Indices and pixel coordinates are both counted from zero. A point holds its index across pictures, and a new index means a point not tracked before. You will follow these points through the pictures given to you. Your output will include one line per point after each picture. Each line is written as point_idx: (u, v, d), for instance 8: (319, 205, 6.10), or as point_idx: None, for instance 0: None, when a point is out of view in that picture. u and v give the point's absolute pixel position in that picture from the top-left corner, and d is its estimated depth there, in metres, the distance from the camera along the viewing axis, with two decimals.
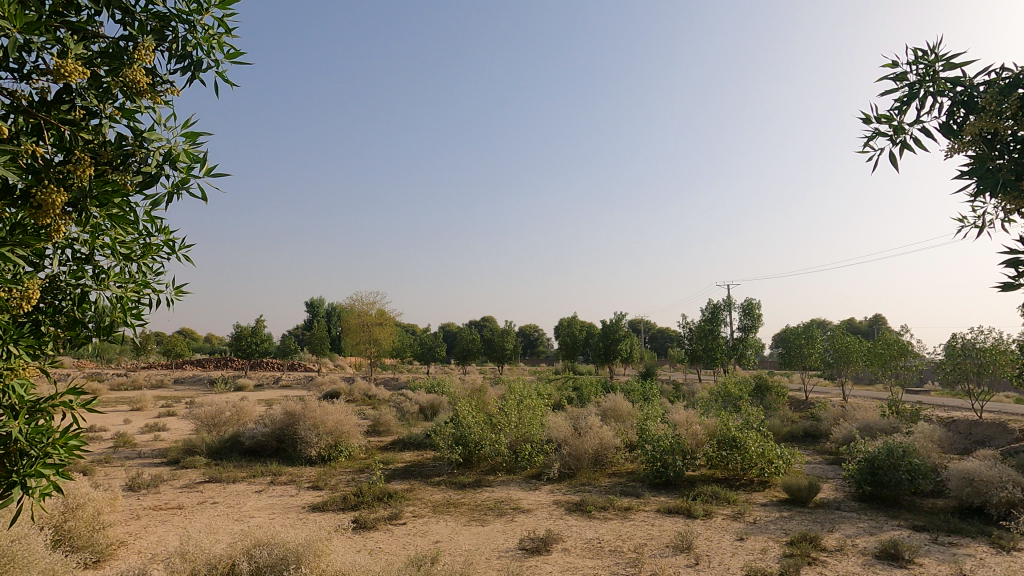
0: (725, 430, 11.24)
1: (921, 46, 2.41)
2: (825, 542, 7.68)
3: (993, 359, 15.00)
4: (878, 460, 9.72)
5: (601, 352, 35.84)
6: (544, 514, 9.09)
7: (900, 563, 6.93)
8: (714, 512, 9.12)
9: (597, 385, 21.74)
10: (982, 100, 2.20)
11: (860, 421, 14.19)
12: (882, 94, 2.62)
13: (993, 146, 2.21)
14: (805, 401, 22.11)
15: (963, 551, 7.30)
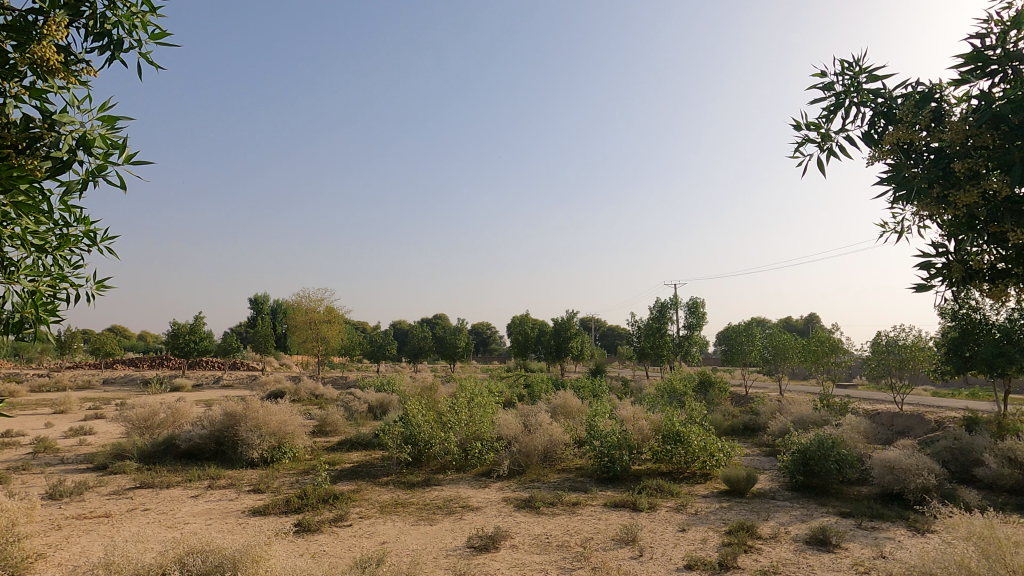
0: (669, 424, 11.61)
1: (846, 59, 2.53)
2: (760, 530, 8.05)
3: (912, 355, 16.14)
4: (810, 451, 10.28)
5: (553, 350, 36.26)
6: (493, 511, 9.10)
7: (827, 548, 7.35)
8: (658, 505, 9.39)
9: (548, 382, 21.92)
10: (899, 112, 2.33)
11: (795, 415, 14.95)
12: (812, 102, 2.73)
13: (909, 155, 2.34)
14: (745, 396, 23.04)
15: (884, 534, 7.82)
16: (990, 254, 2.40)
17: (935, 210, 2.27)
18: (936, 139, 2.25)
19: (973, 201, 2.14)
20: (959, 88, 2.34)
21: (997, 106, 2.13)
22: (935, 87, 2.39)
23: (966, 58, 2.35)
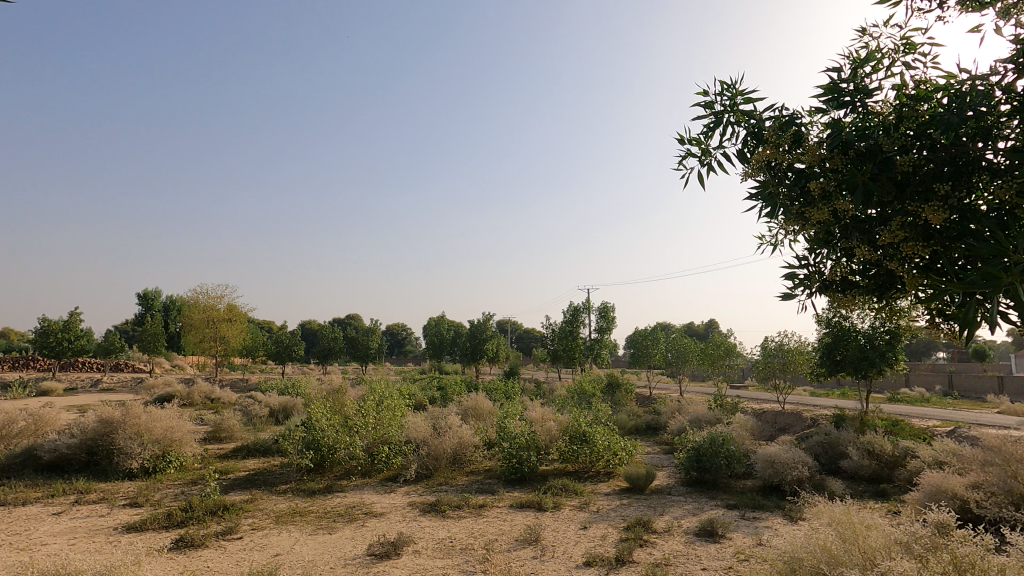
0: (576, 425, 11.93)
1: (725, 79, 2.69)
2: (655, 524, 8.45)
3: (793, 358, 17.74)
4: (703, 448, 10.98)
5: (468, 352, 36.19)
6: (397, 516, 8.88)
7: (714, 538, 7.86)
8: (562, 504, 9.61)
9: (461, 384, 21.82)
10: (767, 133, 2.52)
11: (692, 414, 15.91)
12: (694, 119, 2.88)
13: (775, 173, 2.53)
14: (648, 397, 24.23)
15: (763, 523, 8.48)
16: (841, 266, 2.65)
17: (797, 225, 2.47)
18: (797, 160, 2.45)
19: (824, 217, 2.36)
20: (818, 115, 2.57)
21: (846, 133, 2.36)
22: (798, 112, 2.60)
23: (825, 88, 2.58)
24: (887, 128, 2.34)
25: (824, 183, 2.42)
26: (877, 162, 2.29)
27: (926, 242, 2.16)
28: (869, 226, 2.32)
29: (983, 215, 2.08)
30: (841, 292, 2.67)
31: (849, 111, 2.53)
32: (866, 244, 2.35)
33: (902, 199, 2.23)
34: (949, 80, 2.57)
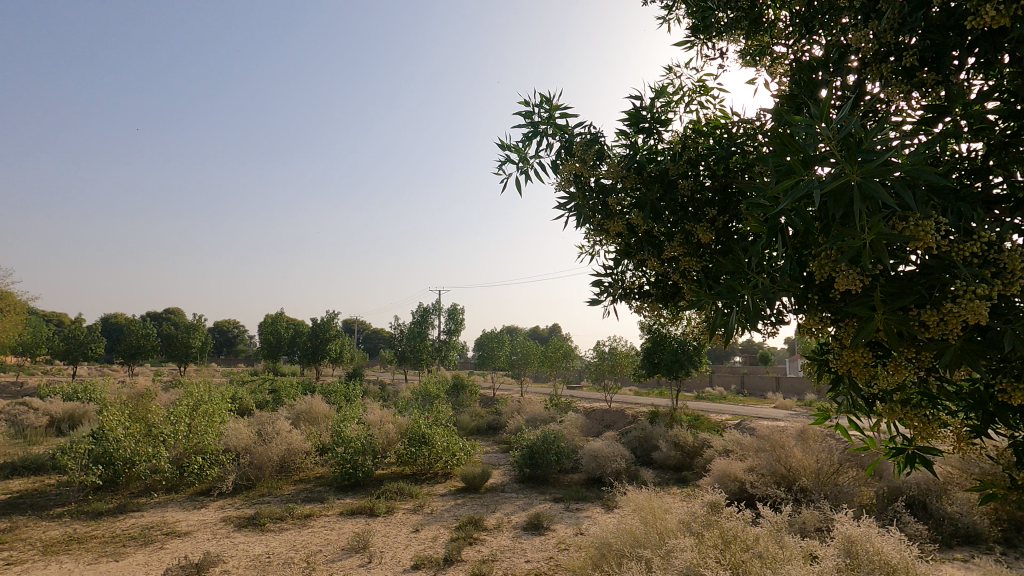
0: (416, 427, 11.78)
1: (543, 93, 2.86)
2: (486, 522, 8.65)
3: (620, 360, 19.51)
4: (536, 445, 11.53)
5: (308, 352, 33.99)
6: (206, 535, 7.95)
7: (539, 531, 8.26)
8: (395, 508, 9.39)
9: (297, 386, 20.38)
10: (576, 147, 2.71)
11: (529, 414, 16.67)
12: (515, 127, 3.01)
13: (581, 185, 2.74)
14: (492, 398, 24.91)
15: (584, 513, 9.14)
16: (638, 276, 2.93)
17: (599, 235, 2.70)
18: (600, 175, 2.67)
19: (619, 229, 2.61)
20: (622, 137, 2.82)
21: (639, 156, 2.62)
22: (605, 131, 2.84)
23: (629, 114, 2.83)
24: (675, 156, 2.63)
25: (622, 198, 2.67)
26: (664, 185, 2.56)
27: (698, 258, 2.46)
28: (656, 240, 2.59)
29: (740, 238, 2.42)
30: (637, 299, 2.95)
31: (646, 137, 2.81)
32: (653, 256, 2.62)
33: (681, 219, 2.52)
34: (727, 120, 2.94)
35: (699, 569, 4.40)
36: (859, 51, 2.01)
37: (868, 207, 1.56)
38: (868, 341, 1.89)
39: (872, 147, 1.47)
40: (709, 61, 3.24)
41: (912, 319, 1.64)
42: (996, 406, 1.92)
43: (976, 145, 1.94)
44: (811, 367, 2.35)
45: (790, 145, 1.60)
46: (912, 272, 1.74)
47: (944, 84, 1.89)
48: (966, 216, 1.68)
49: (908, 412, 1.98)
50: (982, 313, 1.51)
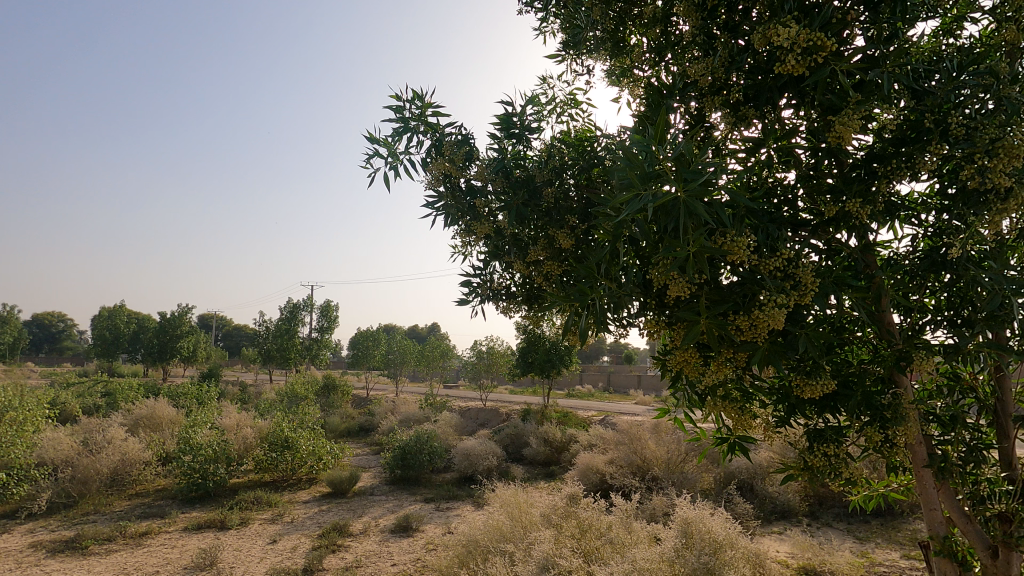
0: (278, 431, 11.01)
1: (415, 91, 2.99)
2: (352, 527, 8.33)
3: (495, 360, 19.89)
4: (408, 446, 11.34)
5: (153, 350, 30.28)
6: (8, 565, 6.74)
7: (408, 533, 8.13)
8: (250, 519, 8.69)
9: (137, 389, 18.05)
10: (445, 146, 2.80)
11: (403, 414, 16.37)
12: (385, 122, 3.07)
13: (450, 184, 2.84)
14: (364, 399, 24.06)
15: (454, 512, 9.16)
16: (505, 278, 3.00)
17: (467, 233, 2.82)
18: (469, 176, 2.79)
19: (485, 231, 2.71)
20: (493, 141, 2.91)
21: (507, 161, 2.71)
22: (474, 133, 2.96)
23: (500, 119, 2.92)
24: (541, 163, 2.73)
25: (490, 201, 2.76)
26: (529, 191, 2.66)
27: (558, 262, 2.60)
28: (522, 243, 2.69)
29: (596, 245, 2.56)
30: (504, 300, 3.02)
31: (516, 142, 2.91)
32: (518, 259, 2.72)
33: (545, 224, 2.63)
34: (592, 133, 3.09)
35: (554, 561, 4.68)
36: (698, 82, 2.25)
37: (694, 223, 1.77)
38: (697, 343, 2.12)
39: (696, 168, 1.68)
40: (580, 76, 3.39)
41: (729, 322, 1.88)
42: (794, 400, 2.24)
43: (787, 173, 2.26)
44: (654, 366, 2.58)
45: (632, 161, 1.76)
46: (731, 282, 1.98)
47: (763, 119, 2.18)
48: (773, 236, 1.95)
49: (727, 405, 2.26)
50: (779, 319, 1.77)
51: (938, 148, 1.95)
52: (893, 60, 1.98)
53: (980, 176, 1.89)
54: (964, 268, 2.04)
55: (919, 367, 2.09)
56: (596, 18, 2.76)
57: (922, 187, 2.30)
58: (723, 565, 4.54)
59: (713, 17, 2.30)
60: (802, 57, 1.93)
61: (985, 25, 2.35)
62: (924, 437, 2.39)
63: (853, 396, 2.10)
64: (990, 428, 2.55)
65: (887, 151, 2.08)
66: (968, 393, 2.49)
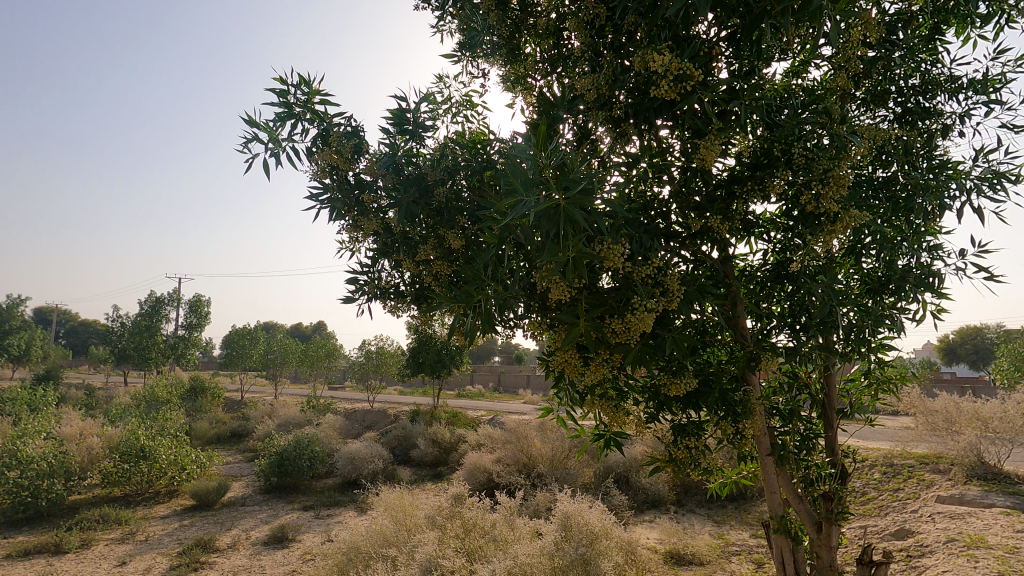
0: (132, 439, 9.84)
1: (302, 76, 2.87)
2: (218, 542, 7.66)
3: (384, 360, 19.37)
4: (286, 452, 10.67)
5: None
6: None
7: (282, 544, 7.65)
8: (94, 540, 7.67)
9: None
10: (332, 136, 2.70)
11: (282, 418, 15.38)
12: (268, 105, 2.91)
13: (337, 176, 2.74)
14: (238, 402, 22.27)
15: (334, 519, 8.77)
16: (393, 276, 2.93)
17: (353, 228, 2.73)
18: (357, 169, 2.71)
19: (373, 227, 2.65)
20: (384, 136, 2.85)
21: (398, 157, 2.67)
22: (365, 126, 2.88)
23: (393, 114, 2.86)
24: (434, 162, 2.71)
25: (380, 197, 2.70)
26: (420, 189, 2.63)
27: (448, 262, 2.60)
28: (411, 241, 2.66)
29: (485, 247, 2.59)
30: (392, 300, 2.96)
31: (409, 139, 2.86)
32: (408, 258, 2.68)
33: (436, 224, 2.62)
34: (486, 136, 3.12)
35: (437, 562, 4.68)
36: (585, 95, 2.37)
37: (575, 229, 1.86)
38: (577, 344, 2.23)
39: (576, 177, 1.77)
40: (476, 79, 3.42)
41: (605, 324, 1.99)
42: (662, 397, 2.44)
43: (661, 188, 2.45)
44: (539, 366, 2.66)
45: (518, 167, 1.82)
46: (609, 287, 2.11)
47: (641, 136, 2.35)
48: (646, 246, 2.11)
49: (604, 403, 2.39)
50: (648, 322, 1.91)
51: (783, 174, 2.23)
52: (751, 93, 2.23)
53: (815, 201, 2.18)
54: (801, 280, 2.34)
55: (765, 366, 2.36)
56: (493, 22, 2.79)
57: (773, 208, 2.60)
58: (598, 555, 4.80)
59: (600, 36, 2.43)
60: (674, 83, 2.11)
61: (825, 71, 2.71)
62: (768, 429, 2.71)
63: (711, 393, 2.32)
64: (819, 419, 2.94)
65: (744, 174, 2.33)
66: (804, 390, 2.83)
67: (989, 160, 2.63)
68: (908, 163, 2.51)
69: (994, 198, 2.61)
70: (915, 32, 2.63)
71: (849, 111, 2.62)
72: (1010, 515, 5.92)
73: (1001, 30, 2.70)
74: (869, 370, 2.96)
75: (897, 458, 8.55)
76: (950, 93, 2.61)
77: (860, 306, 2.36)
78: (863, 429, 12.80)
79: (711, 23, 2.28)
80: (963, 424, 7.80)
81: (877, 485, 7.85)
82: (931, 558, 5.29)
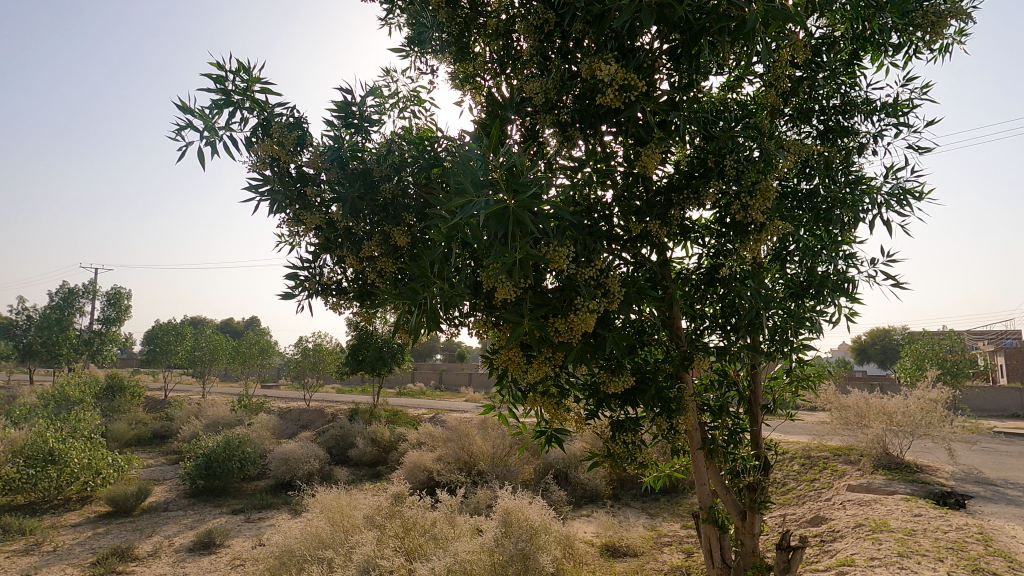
0: (39, 443, 9.07)
1: (241, 63, 2.77)
2: (137, 550, 7.20)
3: (322, 357, 18.80)
4: (215, 453, 10.16)
5: None
6: None
7: (209, 550, 7.28)
8: None
9: None
10: (273, 127, 2.63)
11: (210, 418, 14.63)
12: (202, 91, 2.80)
13: (278, 169, 2.67)
14: (162, 402, 20.98)
15: (266, 522, 8.45)
16: (335, 272, 2.87)
17: (295, 223, 2.67)
18: (299, 163, 2.65)
19: (316, 222, 2.58)
20: (329, 128, 2.79)
21: (343, 151, 2.62)
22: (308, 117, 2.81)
23: (338, 107, 2.81)
24: (380, 157, 2.67)
25: (323, 191, 2.65)
26: (365, 184, 2.60)
27: (393, 259, 2.58)
28: (355, 237, 2.61)
29: (430, 245, 2.58)
30: (334, 296, 2.89)
31: (354, 133, 2.81)
32: (351, 253, 2.64)
33: (381, 220, 2.59)
34: (433, 133, 3.10)
35: (375, 562, 4.63)
36: (532, 98, 2.41)
37: (521, 231, 1.90)
38: (520, 343, 2.27)
39: (525, 182, 1.81)
40: (423, 75, 3.40)
41: (549, 324, 2.05)
42: (601, 394, 2.52)
43: (604, 192, 2.53)
44: (482, 364, 2.68)
45: (467, 167, 1.83)
46: (553, 287, 2.16)
47: (585, 141, 2.42)
48: (590, 248, 2.17)
49: (546, 400, 2.45)
50: (590, 323, 1.98)
51: (717, 184, 2.36)
52: (689, 105, 2.35)
53: (745, 211, 2.32)
54: (732, 284, 2.48)
55: (697, 365, 2.50)
56: (442, 19, 2.78)
57: (707, 215, 2.74)
58: (537, 549, 4.89)
59: (548, 41, 2.49)
60: (619, 92, 2.19)
61: (757, 87, 2.88)
62: (699, 424, 2.85)
63: (647, 391, 2.43)
64: (746, 414, 3.11)
65: (681, 182, 2.44)
66: (732, 387, 3.01)
67: (898, 177, 2.89)
68: (827, 177, 2.71)
69: (900, 213, 2.87)
70: (837, 56, 2.84)
71: (778, 126, 2.79)
72: (909, 501, 6.50)
73: (910, 58, 2.96)
74: (791, 368, 3.19)
75: (813, 450, 9.18)
76: (865, 114, 2.84)
77: (784, 310, 2.52)
78: (785, 424, 13.66)
79: (654, 37, 2.38)
80: (872, 418, 8.47)
81: (796, 475, 8.41)
82: (842, 542, 5.72)
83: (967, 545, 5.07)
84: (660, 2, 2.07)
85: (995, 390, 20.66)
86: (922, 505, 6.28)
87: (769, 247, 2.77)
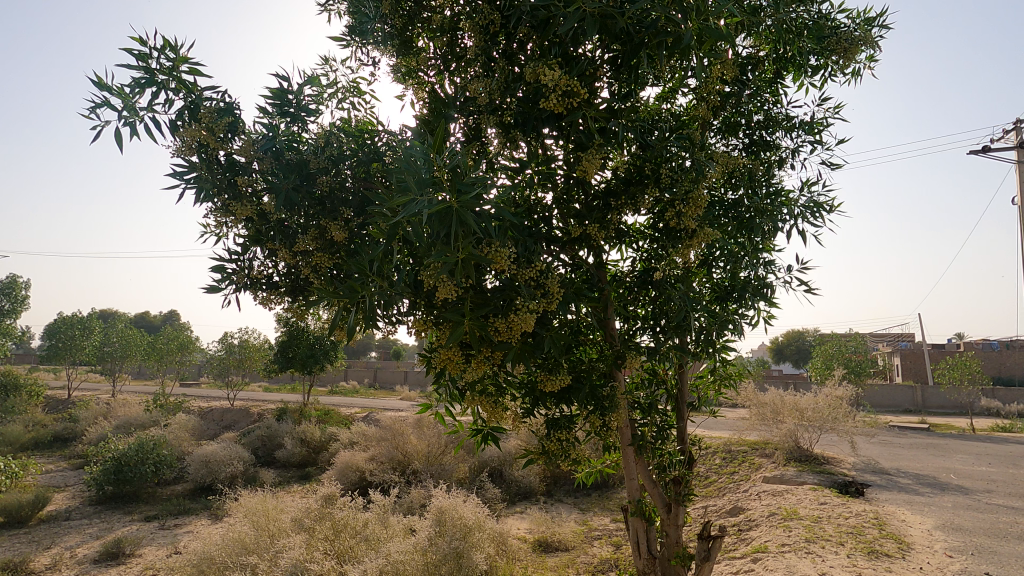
0: None
1: (166, 40, 2.61)
2: (33, 564, 6.60)
3: (249, 354, 17.96)
4: (126, 457, 9.45)
5: None
6: None
7: (117, 560, 6.77)
8: None
9: None
10: (201, 111, 2.49)
11: (122, 419, 13.60)
12: (122, 68, 2.61)
13: (203, 155, 2.53)
14: (64, 402, 19.22)
15: (183, 529, 7.96)
16: (266, 266, 2.75)
17: (224, 214, 2.54)
18: (228, 151, 2.52)
19: (246, 213, 2.49)
20: (262, 115, 2.68)
21: (279, 141, 2.53)
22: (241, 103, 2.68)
23: (273, 93, 2.70)
24: (318, 149, 2.58)
25: (255, 181, 2.54)
26: (302, 175, 2.51)
27: (329, 254, 2.51)
28: (289, 231, 2.54)
29: (368, 242, 2.52)
30: (263, 291, 2.77)
31: (290, 121, 2.71)
32: (284, 247, 2.55)
33: (317, 213, 2.51)
34: (373, 126, 3.04)
35: (304, 566, 4.49)
36: (476, 98, 2.41)
37: (463, 231, 1.91)
38: (459, 342, 2.28)
39: (469, 182, 1.82)
40: (364, 66, 3.32)
41: (488, 324, 2.07)
42: (537, 393, 2.57)
43: (545, 194, 2.59)
44: (418, 363, 2.65)
45: (411, 165, 1.81)
46: (493, 287, 2.18)
47: (528, 143, 2.46)
48: (530, 249, 2.22)
49: (483, 399, 2.48)
50: (529, 323, 2.02)
51: (652, 191, 2.47)
52: (627, 114, 2.44)
53: (677, 217, 2.44)
54: (664, 287, 2.59)
55: (629, 364, 2.61)
56: (385, 11, 2.74)
57: (642, 220, 2.85)
58: (471, 547, 4.89)
59: (493, 41, 2.50)
60: (562, 98, 2.24)
61: (689, 100, 3.02)
62: (630, 421, 2.97)
63: (582, 390, 2.49)
64: (673, 411, 3.26)
65: (618, 188, 2.54)
66: (661, 385, 3.14)
67: (812, 192, 3.11)
68: (750, 188, 2.89)
69: (814, 224, 3.10)
70: (761, 75, 3.03)
71: (708, 137, 2.95)
72: (816, 490, 7.03)
73: (825, 81, 3.19)
74: (715, 367, 3.37)
75: (734, 445, 9.74)
76: (785, 130, 3.05)
77: (709, 312, 2.65)
78: (709, 420, 14.42)
79: (596, 45, 2.45)
80: (786, 414, 9.06)
81: (717, 469, 8.90)
82: (756, 530, 6.11)
83: (864, 529, 5.56)
84: (602, 13, 2.13)
85: (891, 387, 22.70)
86: (826, 494, 6.83)
87: (697, 252, 2.91)
